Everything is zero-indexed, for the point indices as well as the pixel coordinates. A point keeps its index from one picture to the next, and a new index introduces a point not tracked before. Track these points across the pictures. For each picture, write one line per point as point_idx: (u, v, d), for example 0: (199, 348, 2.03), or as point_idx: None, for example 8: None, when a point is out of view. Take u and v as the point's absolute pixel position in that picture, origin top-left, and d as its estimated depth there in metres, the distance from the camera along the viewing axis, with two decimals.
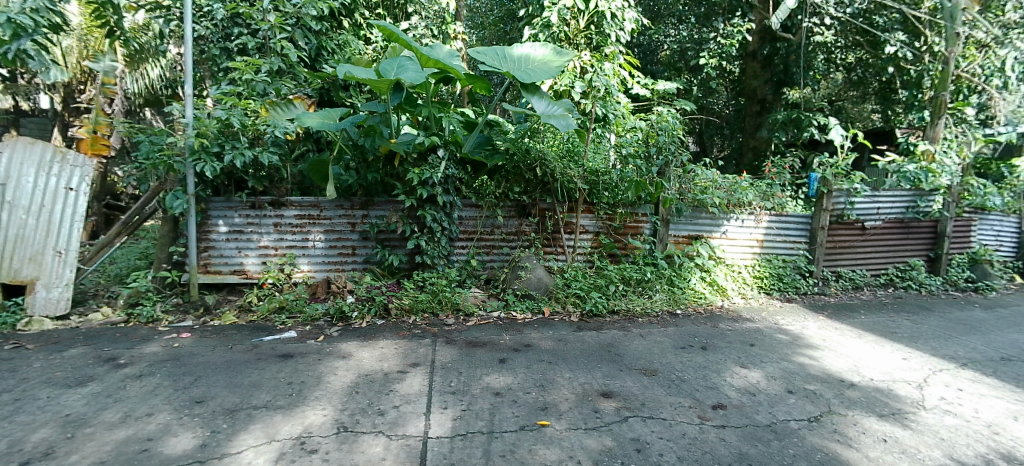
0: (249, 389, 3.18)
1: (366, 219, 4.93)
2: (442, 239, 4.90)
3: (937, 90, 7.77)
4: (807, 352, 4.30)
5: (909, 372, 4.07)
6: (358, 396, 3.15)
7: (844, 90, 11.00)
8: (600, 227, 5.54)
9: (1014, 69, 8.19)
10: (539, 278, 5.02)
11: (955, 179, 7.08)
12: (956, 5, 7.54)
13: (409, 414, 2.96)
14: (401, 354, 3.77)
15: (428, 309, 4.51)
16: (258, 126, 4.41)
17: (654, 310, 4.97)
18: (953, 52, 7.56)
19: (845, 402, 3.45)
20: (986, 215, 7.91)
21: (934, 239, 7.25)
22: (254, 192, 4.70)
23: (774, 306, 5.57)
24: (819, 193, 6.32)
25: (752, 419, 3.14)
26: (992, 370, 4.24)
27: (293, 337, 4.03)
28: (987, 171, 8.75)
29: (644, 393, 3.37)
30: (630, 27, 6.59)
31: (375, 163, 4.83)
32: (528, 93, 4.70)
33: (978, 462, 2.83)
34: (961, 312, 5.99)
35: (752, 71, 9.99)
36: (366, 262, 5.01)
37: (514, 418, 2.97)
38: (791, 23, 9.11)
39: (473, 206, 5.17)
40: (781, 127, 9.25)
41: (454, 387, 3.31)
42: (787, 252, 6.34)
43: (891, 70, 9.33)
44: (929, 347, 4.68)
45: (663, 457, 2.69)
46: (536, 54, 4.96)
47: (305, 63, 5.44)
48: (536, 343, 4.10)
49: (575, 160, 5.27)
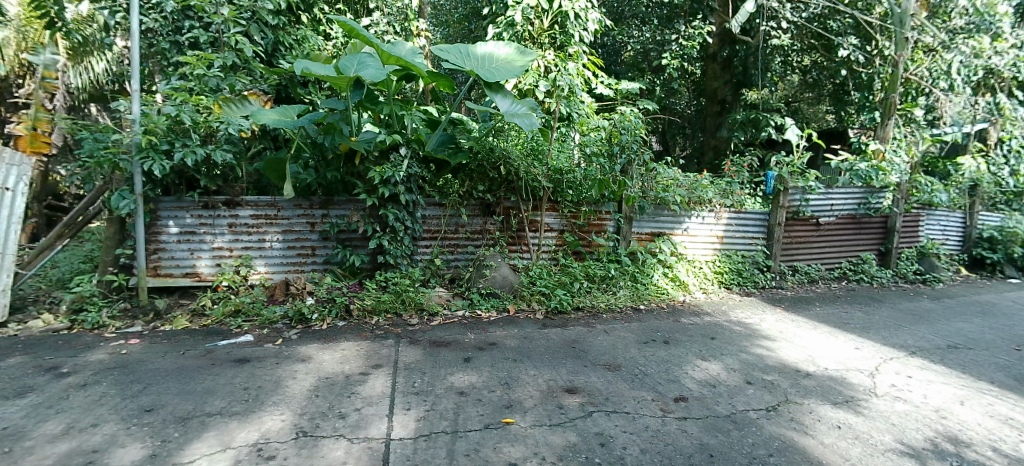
0: (202, 396, 3.06)
1: (326, 218, 4.83)
2: (405, 238, 4.83)
3: (888, 91, 8.09)
4: (764, 344, 4.44)
5: (861, 361, 4.23)
6: (318, 399, 3.07)
7: (799, 91, 11.39)
8: (564, 225, 5.57)
9: (959, 72, 8.64)
10: (503, 276, 5.01)
11: (904, 177, 7.43)
12: (905, 12, 7.87)
13: (371, 417, 2.90)
14: (363, 355, 3.70)
15: (392, 310, 4.44)
16: (211, 123, 4.26)
17: (617, 306, 5.04)
18: (902, 55, 7.90)
19: (801, 391, 3.56)
20: (933, 210, 8.33)
21: (885, 234, 7.56)
22: (207, 192, 4.54)
23: (733, 300, 5.72)
24: (776, 191, 6.50)
25: (713, 410, 3.21)
26: (938, 357, 4.45)
27: (249, 340, 3.90)
28: (934, 170, 9.26)
29: (608, 388, 3.40)
30: (593, 27, 6.65)
31: (334, 162, 4.72)
32: (491, 91, 4.70)
33: (924, 445, 2.96)
34: (909, 303, 6.28)
35: (712, 72, 10.22)
36: (326, 262, 4.90)
37: (479, 417, 2.95)
38: (749, 26, 9.39)
39: (436, 205, 5.11)
40: (740, 127, 9.53)
41: (418, 388, 3.27)
42: (746, 247, 6.50)
43: (844, 73, 9.73)
44: (880, 336, 4.89)
45: (626, 450, 2.71)
46: (500, 52, 4.95)
47: (261, 59, 5.31)
48: (501, 341, 4.09)
49: (539, 159, 5.28)
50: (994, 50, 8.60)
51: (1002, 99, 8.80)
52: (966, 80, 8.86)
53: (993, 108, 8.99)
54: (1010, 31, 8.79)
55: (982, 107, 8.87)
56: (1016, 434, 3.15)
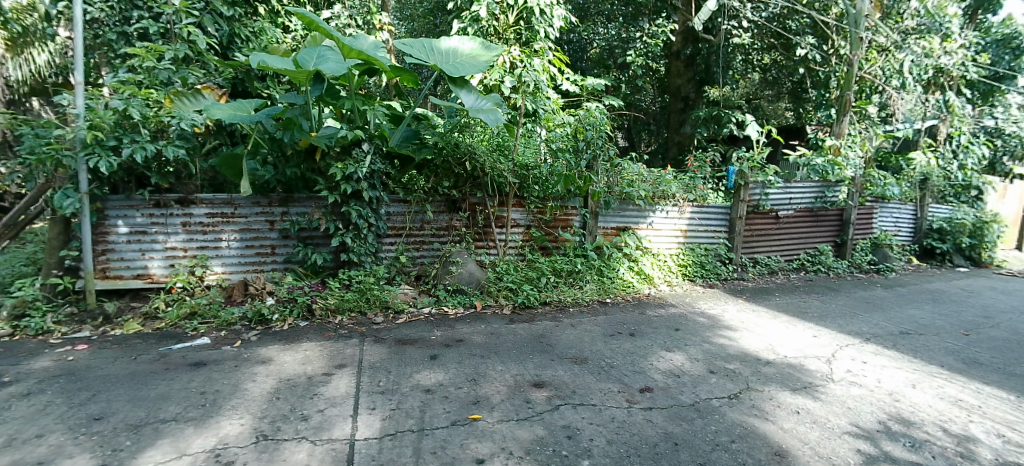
0: (155, 402, 2.93)
1: (286, 216, 4.70)
2: (369, 235, 4.74)
3: (844, 89, 8.35)
4: (726, 334, 4.54)
5: (819, 348, 4.38)
6: (279, 401, 2.99)
7: (759, 89, 11.67)
8: (531, 220, 5.57)
9: (911, 71, 9.00)
10: (470, 273, 4.99)
11: (859, 171, 7.74)
12: (860, 12, 8.10)
13: (334, 418, 2.84)
14: (327, 355, 3.62)
15: (356, 308, 4.36)
16: (162, 117, 4.09)
17: (584, 300, 5.08)
18: (856, 55, 8.16)
19: (761, 379, 3.66)
20: (885, 203, 8.67)
21: (841, 226, 7.85)
22: (158, 190, 4.36)
23: (696, 292, 5.85)
24: (738, 185, 6.67)
25: (677, 400, 3.26)
26: (892, 343, 4.64)
27: (206, 343, 3.77)
28: (887, 164, 9.63)
29: (575, 381, 3.42)
30: (559, 24, 6.66)
31: (293, 157, 4.59)
32: (455, 87, 4.66)
33: (877, 427, 3.08)
34: (864, 292, 6.54)
35: (676, 70, 10.45)
36: (288, 261, 4.78)
37: (445, 414, 2.92)
38: (711, 25, 9.54)
39: (401, 201, 5.04)
40: (703, 124, 9.78)
41: (383, 387, 3.21)
42: (709, 240, 6.64)
43: (802, 72, 10.05)
44: (836, 324, 5.07)
45: (593, 442, 2.73)
46: (464, 47, 4.91)
47: (215, 51, 5.14)
48: (468, 337, 4.07)
49: (505, 155, 5.28)
50: (944, 51, 9.17)
51: (951, 97, 9.51)
52: (918, 78, 9.43)
53: (942, 105, 9.74)
54: (957, 32, 9.54)
55: (933, 104, 9.62)
56: (963, 414, 3.31)
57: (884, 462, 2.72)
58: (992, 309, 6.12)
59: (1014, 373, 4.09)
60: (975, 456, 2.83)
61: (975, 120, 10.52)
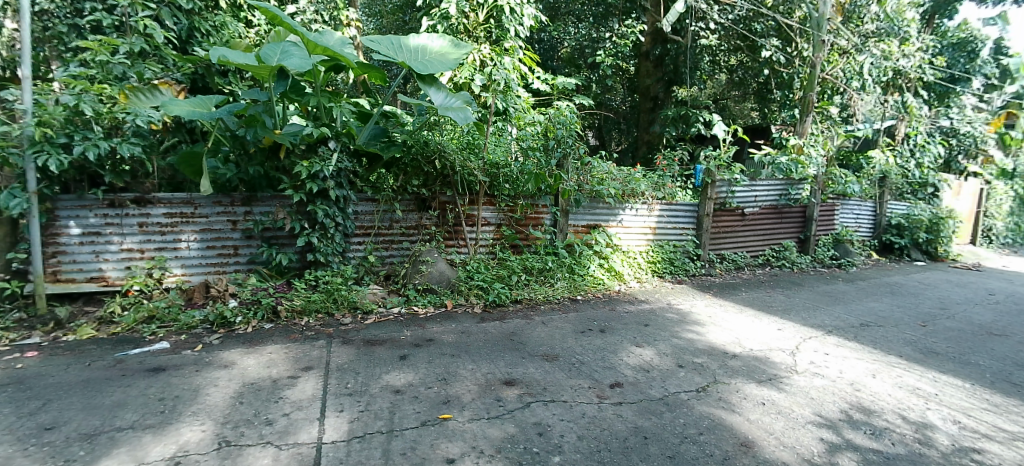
0: (111, 410, 2.81)
1: (249, 216, 4.58)
2: (336, 235, 4.64)
3: (806, 90, 8.59)
4: (694, 329, 4.62)
5: (783, 341, 4.50)
6: (242, 406, 2.90)
7: (726, 89, 11.93)
8: (502, 218, 5.56)
9: (870, 73, 9.33)
10: (440, 272, 4.95)
11: (820, 170, 8.00)
12: (822, 15, 8.27)
13: (300, 421, 2.77)
14: (292, 358, 3.54)
15: (323, 309, 4.28)
16: (116, 114, 3.97)
17: (555, 298, 5.11)
18: (818, 57, 8.41)
19: (728, 372, 3.73)
20: (846, 201, 8.97)
21: (804, 222, 8.10)
22: (112, 189, 4.21)
23: (665, 288, 5.95)
24: (705, 183, 6.74)
25: (646, 394, 3.30)
26: (853, 335, 4.80)
27: (165, 348, 3.64)
28: (848, 163, 9.97)
29: (545, 378, 3.42)
30: (529, 23, 6.66)
31: (256, 155, 4.48)
32: (424, 84, 4.60)
33: (838, 416, 3.18)
34: (827, 286, 6.75)
35: (645, 70, 10.54)
36: (251, 262, 4.65)
37: (415, 415, 2.89)
38: (680, 26, 9.68)
39: (369, 200, 4.96)
40: (672, 123, 9.96)
41: (351, 389, 3.16)
42: (677, 237, 6.75)
43: (767, 73, 10.24)
44: (800, 318, 5.21)
45: (564, 438, 2.74)
46: (433, 45, 4.87)
47: (173, 45, 5.00)
48: (439, 337, 4.03)
49: (475, 153, 5.22)
50: (903, 53, 9.54)
51: (909, 99, 9.91)
52: (877, 80, 9.85)
53: (900, 106, 10.15)
54: (914, 35, 9.94)
55: (892, 105, 10.03)
56: (921, 402, 3.45)
57: (846, 449, 2.80)
58: (947, 301, 6.39)
59: (967, 361, 4.28)
60: (932, 441, 2.94)
61: (931, 120, 10.96)
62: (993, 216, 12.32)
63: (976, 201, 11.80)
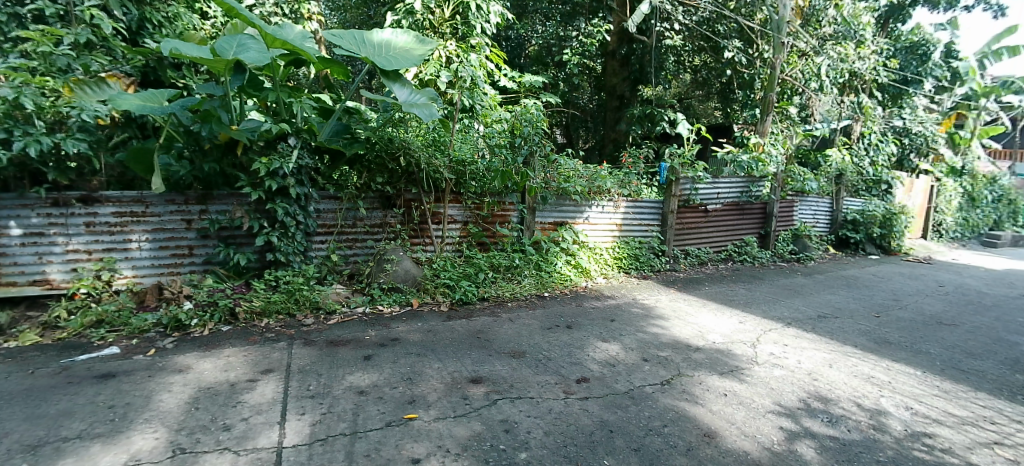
0: (56, 420, 2.66)
1: (204, 215, 4.42)
2: (297, 234, 4.52)
3: (766, 90, 8.85)
4: (659, 323, 4.70)
5: (744, 333, 4.61)
6: (198, 412, 2.79)
7: (690, 89, 12.13)
8: (468, 216, 5.52)
9: (828, 75, 9.64)
10: (405, 270, 4.88)
11: (780, 168, 8.27)
12: (782, 19, 8.60)
13: (260, 426, 2.69)
14: (252, 361, 3.43)
15: (284, 310, 4.17)
16: (60, 108, 3.81)
17: (522, 295, 5.14)
18: (778, 58, 8.73)
19: (691, 365, 3.81)
20: (805, 197, 9.28)
21: (764, 218, 8.36)
22: (56, 187, 3.97)
23: (631, 284, 6.05)
24: (669, 181, 6.91)
25: (612, 388, 3.34)
26: (810, 326, 4.98)
27: (115, 353, 3.47)
28: (806, 160, 10.31)
29: (512, 376, 3.42)
30: (496, 20, 6.65)
31: (212, 152, 4.35)
32: (388, 80, 4.54)
33: (796, 405, 3.28)
34: (786, 279, 6.96)
35: (612, 69, 10.67)
36: (207, 263, 4.49)
37: (380, 415, 2.84)
38: (645, 27, 9.82)
39: (332, 198, 4.86)
40: (638, 122, 10.14)
41: (313, 391, 3.08)
42: (642, 234, 6.85)
43: (729, 73, 10.53)
44: (760, 310, 5.37)
45: (530, 434, 2.74)
46: (398, 40, 4.78)
47: (122, 37, 4.75)
48: (404, 336, 3.98)
49: (441, 150, 5.16)
50: (858, 56, 9.88)
51: (864, 100, 10.33)
52: (835, 81, 10.08)
53: (856, 107, 10.57)
54: (868, 39, 10.33)
55: (849, 106, 10.46)
56: (874, 390, 3.59)
57: (803, 437, 2.89)
58: (899, 293, 6.68)
59: (917, 350, 4.47)
60: (885, 427, 3.06)
61: (885, 120, 11.42)
62: (943, 211, 12.95)
63: (926, 197, 12.37)
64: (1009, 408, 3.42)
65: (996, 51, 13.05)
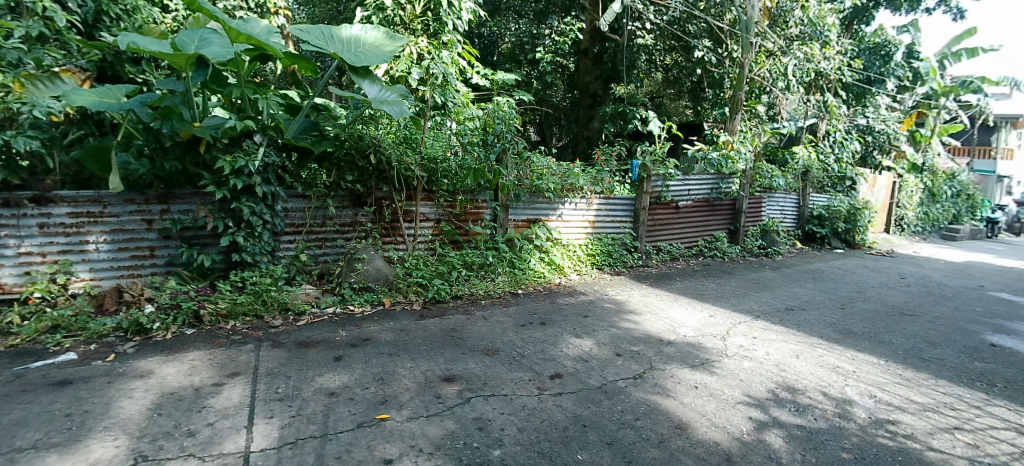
0: (8, 429, 2.54)
1: (165, 215, 4.28)
2: (264, 233, 4.42)
3: (735, 89, 9.03)
4: (631, 318, 4.75)
5: (715, 327, 4.70)
6: (161, 418, 2.70)
7: (662, 88, 12.27)
8: (440, 214, 5.49)
9: (794, 74, 9.87)
10: (377, 269, 4.82)
11: (748, 165, 8.40)
12: (750, 19, 8.74)
13: (226, 431, 2.61)
14: (217, 364, 3.34)
15: (251, 312, 4.07)
16: (11, 105, 3.70)
17: (496, 292, 5.15)
18: (747, 58, 8.86)
19: (663, 358, 3.86)
20: (773, 194, 9.50)
21: (733, 214, 8.55)
22: (7, 187, 3.81)
23: (605, 280, 6.12)
24: (641, 178, 6.99)
25: (586, 384, 3.36)
26: (778, 319, 5.10)
27: (71, 359, 3.33)
28: (775, 157, 10.56)
29: (486, 373, 3.41)
30: (468, 17, 6.62)
31: (173, 150, 4.22)
32: (358, 77, 4.48)
33: (765, 396, 3.35)
34: (755, 274, 7.13)
35: (585, 67, 10.71)
36: (169, 264, 4.35)
37: (351, 417, 2.79)
38: (617, 26, 9.93)
39: (300, 197, 4.76)
40: (610, 120, 10.24)
41: (282, 394, 3.01)
42: (615, 230, 6.91)
43: (699, 72, 10.69)
44: (729, 304, 5.48)
45: (504, 431, 2.74)
46: (366, 36, 4.71)
47: (77, 30, 4.56)
48: (376, 336, 3.93)
49: (412, 148, 5.11)
50: (823, 56, 10.16)
51: (829, 99, 10.63)
52: (801, 81, 10.28)
53: (822, 105, 10.87)
54: (833, 40, 10.62)
55: (814, 104, 10.74)
56: (839, 379, 3.70)
57: (772, 427, 2.96)
58: (863, 285, 6.91)
59: (880, 340, 4.63)
60: (850, 415, 3.16)
61: (849, 119, 11.77)
62: (904, 206, 13.44)
63: (889, 193, 12.81)
64: (967, 394, 3.57)
65: (955, 52, 13.60)
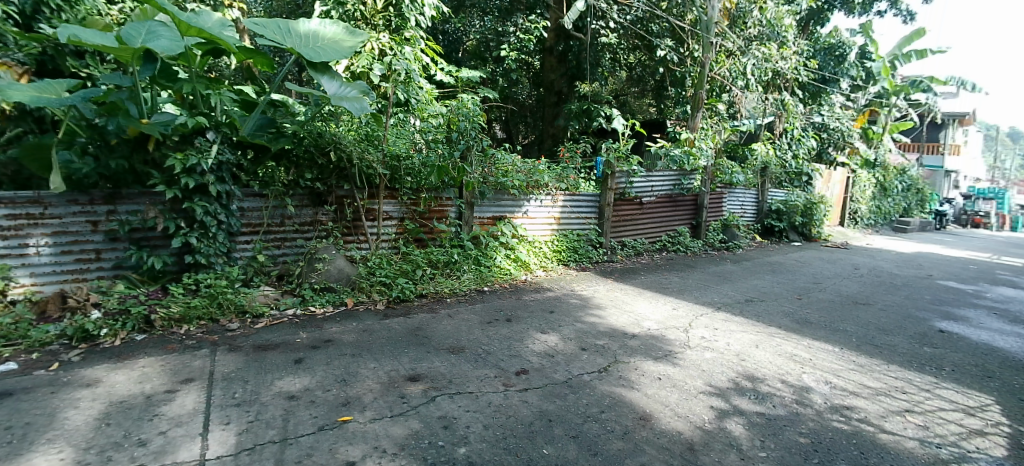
0: None
1: (112, 215, 4.08)
2: (219, 234, 4.27)
3: (697, 87, 9.20)
4: (595, 312, 4.81)
5: (678, 319, 4.80)
6: (109, 428, 2.58)
7: (626, 86, 12.48)
8: (404, 212, 5.42)
9: (753, 74, 10.15)
10: (339, 269, 4.73)
11: (710, 162, 8.67)
12: (710, 19, 8.95)
13: (180, 439, 2.51)
14: (170, 370, 3.21)
15: (205, 316, 3.93)
16: None
17: (461, 290, 5.13)
18: (707, 57, 9.01)
19: (627, 351, 3.92)
20: (733, 189, 9.79)
21: (695, 209, 8.75)
22: None
23: (570, 275, 6.17)
24: (605, 175, 7.06)
25: (551, 378, 3.38)
26: (738, 310, 5.26)
27: (10, 369, 3.13)
28: (735, 154, 10.88)
29: (451, 371, 3.39)
30: (430, 13, 6.55)
31: (120, 148, 4.04)
32: (316, 72, 4.37)
33: (726, 385, 3.44)
34: (717, 267, 7.32)
35: (550, 64, 10.72)
36: (117, 267, 4.16)
37: (313, 420, 2.73)
38: (581, 24, 10.03)
39: (256, 196, 4.61)
40: (575, 117, 10.30)
41: (239, 399, 2.92)
42: (581, 226, 6.98)
43: (662, 70, 10.87)
44: (692, 297, 5.61)
45: (469, 429, 2.72)
46: (325, 30, 4.61)
47: (14, 22, 4.29)
48: (338, 337, 3.85)
49: (374, 145, 5.03)
50: (780, 56, 10.50)
51: (786, 97, 10.98)
52: (759, 80, 10.64)
53: (780, 104, 11.22)
54: (790, 41, 10.97)
55: (772, 103, 11.09)
56: (796, 367, 3.84)
57: (732, 415, 3.04)
58: (819, 276, 7.17)
59: (835, 328, 4.82)
60: (807, 401, 3.27)
61: (806, 117, 12.22)
62: (858, 200, 14.03)
63: (843, 188, 13.34)
64: (916, 378, 3.75)
65: (905, 53, 14.25)
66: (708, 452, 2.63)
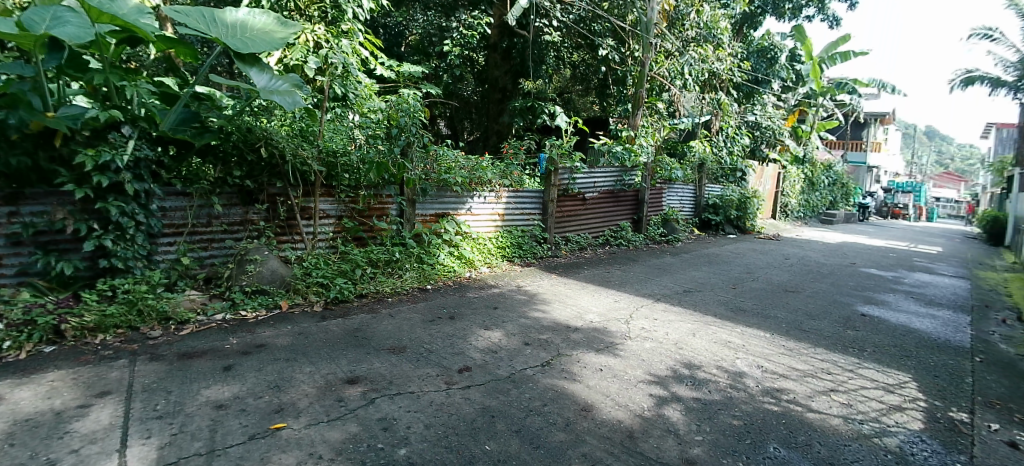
0: None
1: (15, 217, 3.70)
2: (137, 236, 4.00)
3: (637, 86, 9.39)
4: (540, 307, 4.86)
5: (619, 311, 4.94)
6: (12, 449, 2.36)
7: (570, 83, 12.66)
8: (342, 210, 5.29)
9: (690, 74, 10.51)
10: (272, 270, 4.56)
11: (649, 158, 8.90)
12: (649, 21, 9.05)
13: (94, 456, 2.33)
14: (83, 384, 2.98)
15: (124, 324, 3.68)
16: None
17: (404, 289, 5.06)
18: (647, 58, 9.22)
19: (570, 345, 3.98)
20: (672, 185, 10.18)
21: (637, 204, 9.02)
22: None
23: (514, 272, 6.22)
24: (548, 171, 7.15)
25: (494, 374, 3.39)
26: (676, 300, 5.47)
27: None
28: (674, 150, 11.27)
29: (391, 372, 3.33)
30: (370, 5, 6.34)
31: (21, 144, 3.64)
32: (244, 65, 4.20)
33: (665, 373, 3.57)
34: (657, 260, 7.56)
35: (494, 61, 10.77)
36: (22, 274, 3.77)
37: (243, 429, 2.61)
38: (524, 22, 10.15)
39: (179, 194, 4.33)
40: (519, 114, 10.38)
41: (161, 411, 2.74)
42: (525, 223, 7.02)
43: (603, 69, 11.08)
44: (633, 289, 5.78)
45: (410, 429, 2.68)
46: (255, 20, 4.37)
47: None
48: (272, 342, 3.70)
49: (308, 141, 4.86)
50: (716, 57, 10.94)
51: (722, 97, 11.46)
52: (696, 79, 11.02)
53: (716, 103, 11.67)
54: (725, 42, 11.43)
55: (708, 102, 11.57)
56: (730, 353, 4.03)
57: (669, 401, 3.15)
58: (751, 266, 7.56)
59: (765, 315, 5.10)
60: (741, 386, 3.44)
61: (740, 116, 12.84)
62: (788, 194, 14.89)
63: (774, 183, 14.12)
64: (840, 360, 4.02)
65: (830, 56, 15.19)
66: (647, 439, 2.71)
